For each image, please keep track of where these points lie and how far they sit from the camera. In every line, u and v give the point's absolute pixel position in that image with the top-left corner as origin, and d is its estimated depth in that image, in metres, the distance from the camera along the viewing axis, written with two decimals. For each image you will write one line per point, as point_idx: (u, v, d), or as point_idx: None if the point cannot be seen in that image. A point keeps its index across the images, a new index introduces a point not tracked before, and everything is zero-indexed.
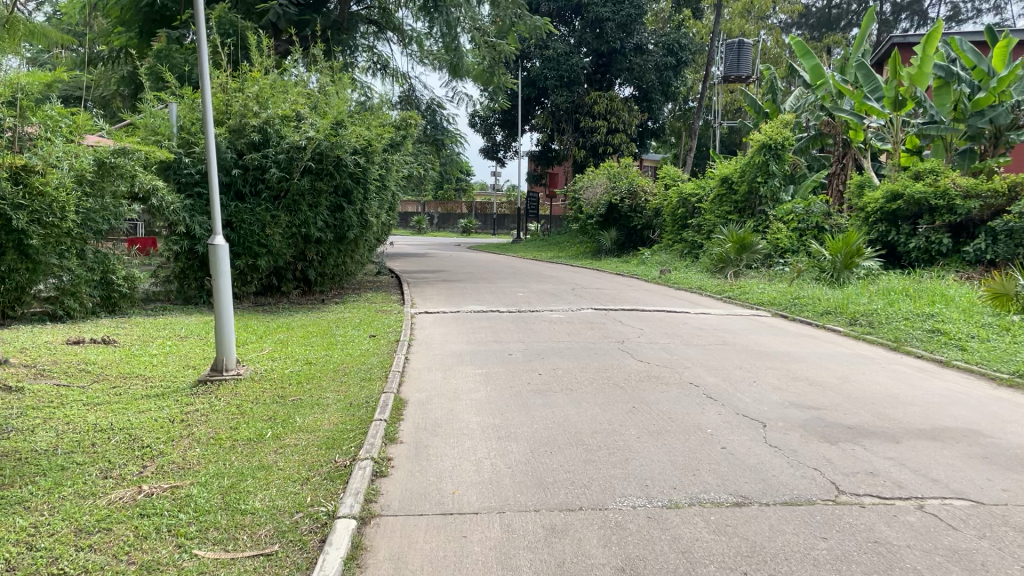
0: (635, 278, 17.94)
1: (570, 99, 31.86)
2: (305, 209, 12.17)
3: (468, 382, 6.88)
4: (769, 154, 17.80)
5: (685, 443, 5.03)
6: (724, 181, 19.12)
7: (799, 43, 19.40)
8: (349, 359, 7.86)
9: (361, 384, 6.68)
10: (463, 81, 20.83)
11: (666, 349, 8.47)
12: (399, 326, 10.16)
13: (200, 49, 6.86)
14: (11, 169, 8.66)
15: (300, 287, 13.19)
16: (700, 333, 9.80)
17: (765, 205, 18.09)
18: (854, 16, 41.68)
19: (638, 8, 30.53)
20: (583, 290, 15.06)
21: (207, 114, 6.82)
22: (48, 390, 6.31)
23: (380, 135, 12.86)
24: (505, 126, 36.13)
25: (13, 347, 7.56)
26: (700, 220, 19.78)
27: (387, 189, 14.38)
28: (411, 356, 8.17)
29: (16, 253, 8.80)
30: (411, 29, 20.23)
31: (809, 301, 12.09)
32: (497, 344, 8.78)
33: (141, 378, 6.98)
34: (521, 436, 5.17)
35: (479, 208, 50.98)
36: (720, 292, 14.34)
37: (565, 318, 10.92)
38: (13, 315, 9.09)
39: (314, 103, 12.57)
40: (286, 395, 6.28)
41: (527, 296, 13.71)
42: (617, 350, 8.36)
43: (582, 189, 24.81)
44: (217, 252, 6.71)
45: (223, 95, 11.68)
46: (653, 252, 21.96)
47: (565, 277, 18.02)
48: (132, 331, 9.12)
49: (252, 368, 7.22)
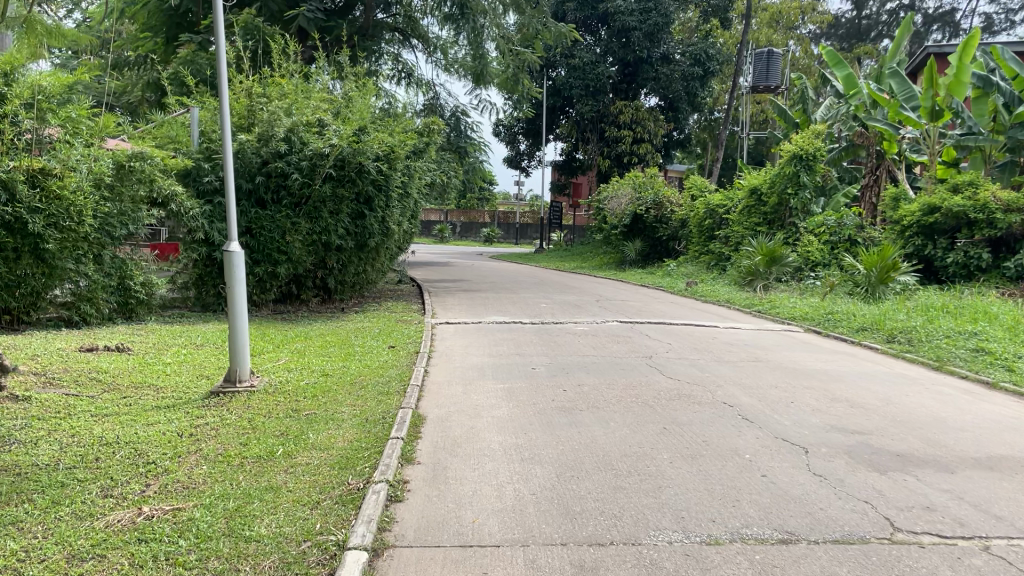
0: (661, 290, 17.58)
1: (595, 109, 31.56)
2: (325, 216, 11.98)
3: (489, 398, 6.57)
4: (800, 165, 17.44)
5: (722, 470, 4.68)
6: (753, 192, 18.71)
7: (832, 53, 18.99)
8: (367, 371, 7.60)
9: (378, 398, 6.40)
10: (488, 89, 20.61)
11: (696, 366, 8.12)
12: (419, 336, 9.89)
13: (218, 52, 6.63)
14: (28, 172, 8.50)
15: (319, 296, 12.97)
16: (731, 349, 9.43)
17: (795, 217, 17.65)
18: (884, 27, 41.18)
19: (665, 17, 29.91)
20: (608, 301, 14.74)
21: (225, 118, 6.56)
22: (55, 400, 6.09)
23: (402, 141, 12.64)
24: (529, 136, 35.92)
25: (24, 355, 7.37)
26: (727, 232, 19.38)
27: (409, 197, 14.16)
28: (431, 369, 7.89)
29: (32, 258, 8.64)
30: (436, 37, 20.07)
31: (844, 316, 11.68)
32: (521, 358, 8.47)
33: (152, 389, 6.75)
34: (546, 459, 4.86)
35: (502, 217, 50.92)
36: (749, 306, 13.96)
37: (590, 331, 10.60)
38: (28, 321, 8.94)
39: (337, 109, 12.39)
40: (300, 410, 6.02)
41: (551, 308, 13.40)
42: (645, 366, 8.02)
43: (606, 199, 24.52)
44: (232, 260, 6.46)
45: (247, 100, 11.51)
46: (679, 264, 21.58)
47: (588, 289, 17.69)
48: (148, 339, 8.92)
49: (266, 380, 6.97)
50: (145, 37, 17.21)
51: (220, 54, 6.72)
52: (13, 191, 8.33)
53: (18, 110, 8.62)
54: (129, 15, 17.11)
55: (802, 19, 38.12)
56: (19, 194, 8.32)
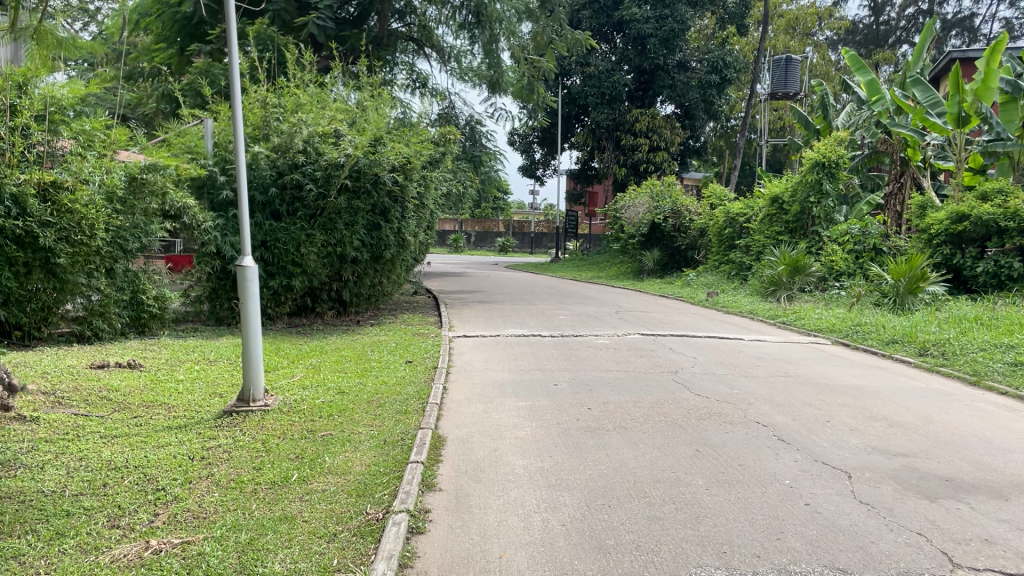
0: (681, 301, 17.30)
1: (611, 117, 31.33)
2: (341, 227, 11.79)
3: (511, 417, 6.31)
4: (822, 172, 17.17)
5: (763, 498, 4.40)
6: (774, 201, 18.40)
7: (854, 58, 18.67)
8: (384, 388, 7.36)
9: (395, 418, 6.16)
10: (503, 98, 20.44)
11: (725, 382, 7.83)
12: (437, 350, 9.67)
13: (230, 62, 6.45)
14: (40, 185, 8.36)
15: (335, 309, 12.76)
16: (758, 363, 9.14)
17: (818, 226, 17.31)
18: (902, 32, 40.73)
19: (681, 24, 29.51)
20: (629, 313, 14.48)
21: (238, 129, 6.38)
22: (64, 421, 5.90)
23: (418, 151, 12.45)
24: (545, 144, 35.75)
25: (34, 372, 7.20)
26: (748, 241, 19.07)
27: (425, 208, 13.97)
28: (450, 385, 7.65)
29: (43, 272, 8.49)
30: (450, 46, 19.93)
31: (873, 329, 11.36)
32: (542, 373, 8.21)
33: (164, 408, 6.55)
34: (574, 485, 4.60)
35: (517, 227, 50.84)
36: (773, 317, 13.65)
37: (612, 344, 10.33)
38: (40, 336, 8.80)
39: (353, 119, 12.23)
40: (315, 430, 5.79)
41: (571, 319, 13.15)
42: (671, 381, 7.75)
43: (623, 208, 24.26)
44: (245, 274, 6.26)
45: (261, 110, 11.35)
46: (698, 273, 21.28)
47: (607, 299, 17.44)
48: (161, 354, 8.74)
49: (281, 398, 6.76)
50: (161, 49, 17.19)
51: (232, 63, 6.54)
52: (24, 205, 8.20)
53: (29, 122, 8.51)
54: (145, 27, 17.10)
55: (819, 25, 37.77)
56: (30, 208, 8.18)
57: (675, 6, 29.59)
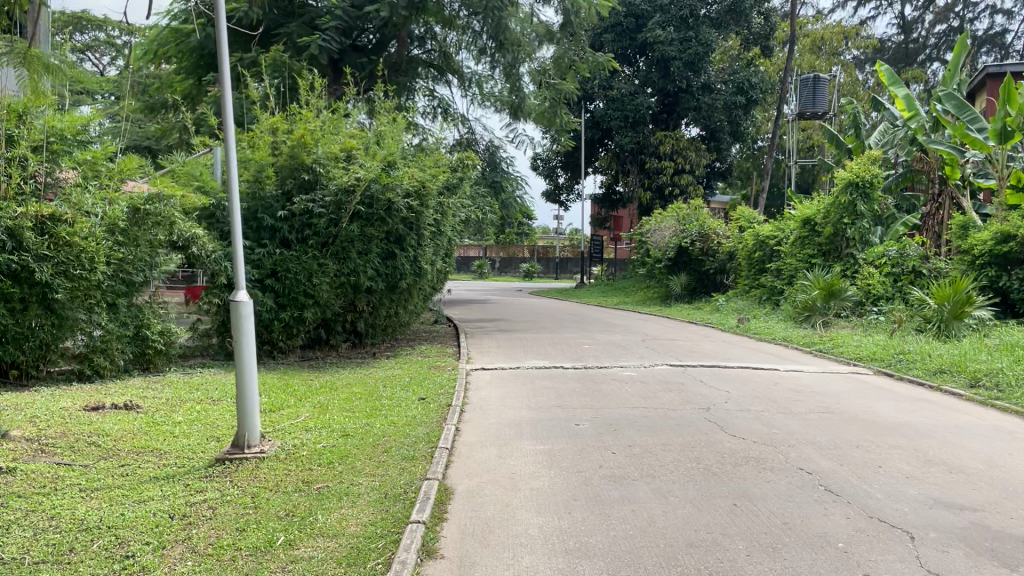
0: (710, 327, 16.67)
1: (635, 140, 30.86)
2: (354, 256, 11.39)
3: (528, 464, 5.75)
4: (856, 193, 16.50)
5: (815, 567, 3.81)
6: (806, 223, 17.73)
7: (889, 74, 18.08)
8: (392, 429, 6.86)
9: (400, 466, 5.63)
10: (524, 122, 20.08)
11: (761, 420, 7.21)
12: (453, 385, 9.16)
13: (223, 88, 6.06)
14: (37, 218, 8.00)
15: (350, 340, 12.37)
16: (796, 397, 8.52)
17: (853, 248, 16.63)
18: (932, 50, 39.98)
19: (706, 45, 29.00)
20: (656, 341, 13.90)
21: (230, 154, 5.96)
22: (43, 472, 5.46)
23: (434, 176, 12.03)
24: (568, 168, 35.35)
25: (22, 417, 6.78)
26: (779, 264, 18.39)
27: (442, 235, 13.58)
28: (464, 426, 7.12)
29: (40, 308, 8.13)
30: (471, 72, 19.65)
31: (918, 358, 10.68)
32: (562, 411, 7.66)
33: (155, 454, 6.08)
34: (596, 551, 4.04)
35: (542, 252, 50.54)
36: (809, 345, 12.99)
37: (640, 377, 9.75)
38: (38, 375, 8.42)
39: (366, 144, 11.86)
40: (312, 482, 5.28)
41: (595, 349, 12.58)
42: (703, 420, 7.15)
43: (649, 231, 23.70)
44: (239, 311, 5.80)
45: (272, 136, 11.00)
46: (728, 298, 20.59)
47: (634, 327, 16.84)
48: (162, 393, 8.31)
49: (280, 444, 6.26)
50: (178, 79, 17.08)
51: (224, 85, 6.16)
52: (20, 238, 7.85)
53: (26, 153, 8.17)
54: (163, 57, 17.00)
55: (845, 44, 37.19)
56: (26, 241, 7.84)
57: (699, 28, 29.14)
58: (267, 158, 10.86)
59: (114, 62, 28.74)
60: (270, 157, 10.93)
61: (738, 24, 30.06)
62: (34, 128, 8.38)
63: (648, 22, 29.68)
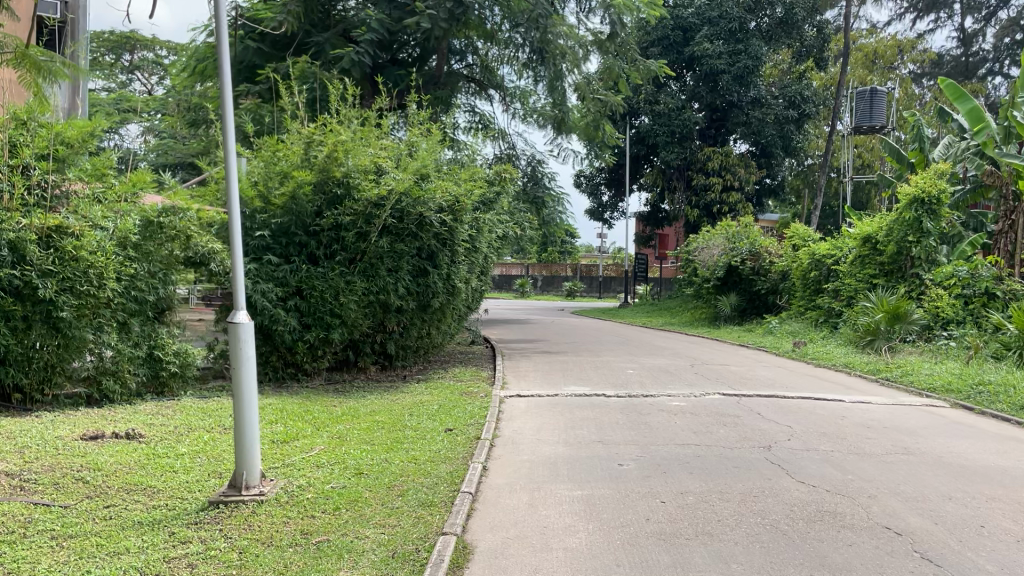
0: (763, 351, 15.68)
1: (682, 156, 29.91)
2: (383, 273, 10.74)
3: (563, 516, 4.95)
4: (921, 210, 15.46)
5: None
6: (866, 241, 16.64)
7: (954, 87, 16.69)
8: (412, 466, 6.12)
9: (415, 514, 4.88)
10: (568, 137, 19.39)
11: (832, 464, 6.29)
12: (484, 414, 8.43)
13: (224, 96, 5.58)
14: (42, 231, 7.58)
15: (378, 363, 11.67)
16: (869, 434, 7.57)
17: (918, 267, 15.50)
18: (994, 63, 38.38)
19: (755, 59, 28.04)
20: (705, 365, 12.98)
21: (228, 158, 5.45)
22: (16, 514, 4.85)
23: (469, 190, 11.41)
24: (613, 185, 34.51)
25: (12, 447, 6.22)
26: (837, 284, 17.30)
27: (478, 252, 12.88)
28: (492, 464, 6.36)
29: (45, 328, 7.62)
30: (514, 87, 19.02)
31: (1002, 390, 9.61)
32: (604, 448, 6.84)
33: (146, 493, 5.43)
34: None
35: (585, 271, 49.65)
36: (875, 373, 11.95)
37: (690, 407, 8.86)
38: (42, 399, 7.90)
39: (398, 156, 11.23)
40: (311, 534, 4.56)
41: (641, 374, 11.72)
42: (765, 462, 6.29)
43: (696, 250, 22.76)
44: (238, 335, 5.17)
45: (303, 147, 10.36)
46: (782, 320, 19.50)
47: (680, 349, 15.91)
48: (171, 420, 7.71)
49: (283, 484, 5.57)
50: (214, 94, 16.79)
51: (225, 91, 5.66)
52: (23, 252, 7.41)
53: (30, 161, 7.81)
54: (201, 72, 16.71)
55: (900, 57, 35.90)
56: (29, 255, 7.40)
57: (749, 41, 28.23)
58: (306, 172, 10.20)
59: (160, 82, 28.99)
60: (307, 172, 10.26)
61: (790, 37, 29.04)
62: (40, 135, 8.00)
63: (696, 35, 28.82)
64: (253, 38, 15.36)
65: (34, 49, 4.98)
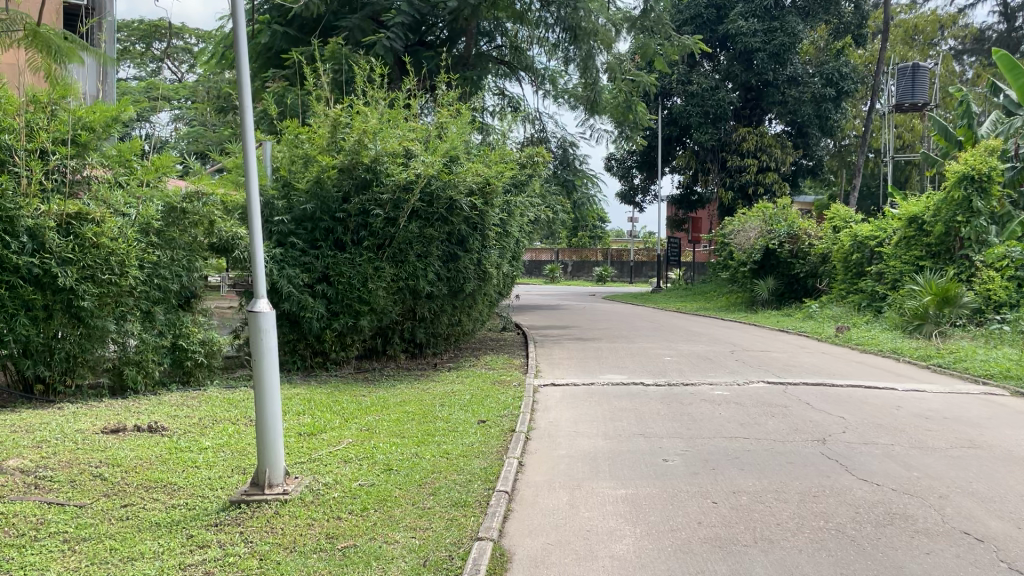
0: (804, 336, 15.14)
1: (716, 137, 29.15)
2: (413, 259, 10.41)
3: (606, 518, 4.59)
4: (971, 188, 14.77)
5: None
6: (912, 221, 15.93)
7: (1011, 57, 15.87)
8: (444, 462, 5.78)
9: (447, 518, 4.53)
10: (600, 118, 18.86)
11: (894, 459, 5.84)
12: (518, 405, 8.09)
13: (241, 79, 5.26)
14: (61, 218, 7.34)
15: (408, 351, 11.37)
16: (929, 426, 7.09)
17: (969, 249, 14.78)
18: None
19: (792, 36, 27.22)
20: (747, 352, 12.50)
21: (247, 143, 5.13)
22: (28, 516, 4.58)
23: (500, 172, 11.01)
24: (645, 167, 33.83)
25: (29, 442, 6.01)
26: (881, 267, 16.66)
27: (509, 236, 12.54)
28: (529, 459, 6.01)
29: (66, 316, 7.42)
30: (544, 68, 18.39)
31: None
32: (647, 441, 6.45)
33: (166, 492, 5.15)
34: None
35: (615, 255, 49.04)
36: (925, 359, 11.42)
37: (734, 397, 8.42)
38: (65, 390, 7.69)
39: (427, 138, 10.87)
40: (336, 540, 4.23)
41: (680, 362, 11.28)
42: (821, 457, 5.86)
43: (733, 233, 22.19)
44: (259, 325, 4.87)
45: (329, 130, 10.04)
46: (822, 304, 18.87)
47: (718, 335, 15.42)
48: (195, 411, 7.47)
49: (308, 483, 5.27)
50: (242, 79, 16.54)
51: (243, 75, 5.34)
52: (42, 240, 7.18)
53: (51, 147, 7.58)
54: (227, 56, 16.45)
55: (941, 33, 34.76)
56: (48, 242, 7.15)
57: (785, 18, 27.38)
58: (330, 156, 9.90)
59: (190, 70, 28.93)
60: (334, 155, 9.94)
61: (829, 13, 28.07)
62: (59, 120, 7.76)
63: (731, 12, 28.06)
64: (281, 22, 15.03)
65: (45, 28, 4.69)
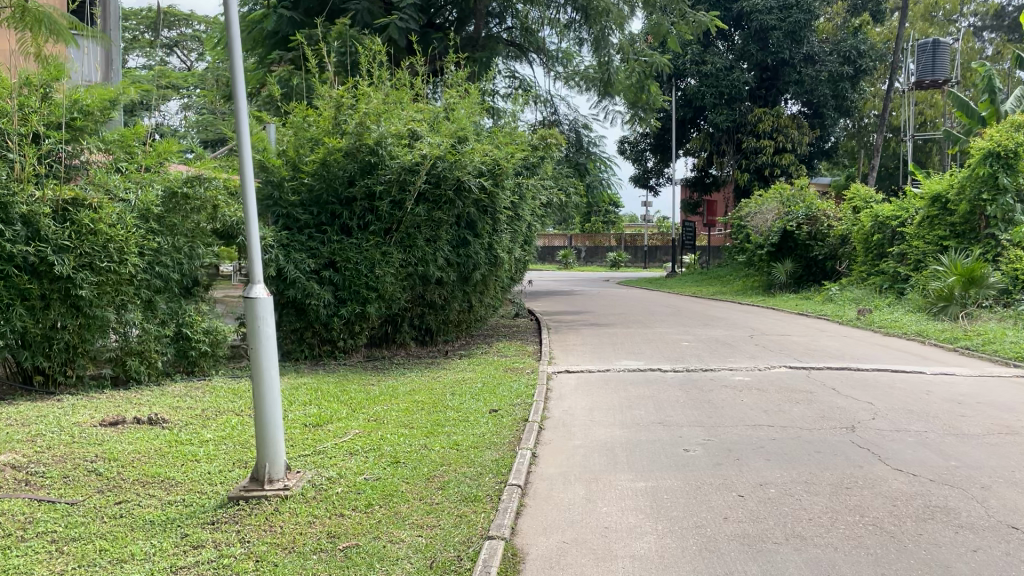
0: (824, 320, 14.75)
1: (731, 118, 28.60)
2: (421, 243, 10.14)
3: (626, 513, 4.31)
4: (997, 164, 14.26)
5: None
6: (935, 200, 15.44)
7: None
8: (453, 454, 5.52)
9: (455, 514, 4.27)
10: (612, 99, 18.43)
11: (930, 447, 5.52)
12: (532, 393, 7.81)
13: (233, 57, 4.97)
14: (58, 205, 7.14)
15: (419, 338, 11.13)
16: (962, 412, 6.74)
17: (995, 228, 14.33)
18: None
19: (808, 13, 26.86)
20: (766, 336, 12.15)
21: (241, 124, 4.83)
22: (16, 515, 4.36)
23: (510, 153, 10.70)
24: (659, 151, 33.30)
25: (24, 436, 5.80)
26: (903, 247, 16.21)
27: (521, 219, 12.23)
28: (543, 450, 5.73)
29: (64, 305, 7.18)
30: (556, 48, 18.01)
31: None
32: (666, 430, 6.16)
33: (162, 488, 4.91)
34: None
35: (629, 240, 48.50)
36: (952, 341, 11.03)
37: (757, 383, 8.10)
38: (65, 381, 7.48)
39: (434, 119, 10.55)
40: (338, 540, 3.96)
41: (698, 347, 10.96)
42: (852, 446, 5.54)
43: (749, 215, 21.83)
44: (256, 311, 4.60)
45: (334, 113, 9.77)
46: (842, 287, 18.42)
47: (735, 319, 15.05)
48: (199, 402, 7.23)
49: (309, 477, 5.00)
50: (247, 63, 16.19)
51: (235, 54, 5.04)
52: (37, 227, 6.95)
53: (45, 132, 7.34)
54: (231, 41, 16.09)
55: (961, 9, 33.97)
56: (43, 230, 6.93)
57: None
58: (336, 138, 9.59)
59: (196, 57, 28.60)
60: (339, 138, 9.66)
61: None
62: (53, 102, 7.52)
63: None
64: (286, 6, 14.69)
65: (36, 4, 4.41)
